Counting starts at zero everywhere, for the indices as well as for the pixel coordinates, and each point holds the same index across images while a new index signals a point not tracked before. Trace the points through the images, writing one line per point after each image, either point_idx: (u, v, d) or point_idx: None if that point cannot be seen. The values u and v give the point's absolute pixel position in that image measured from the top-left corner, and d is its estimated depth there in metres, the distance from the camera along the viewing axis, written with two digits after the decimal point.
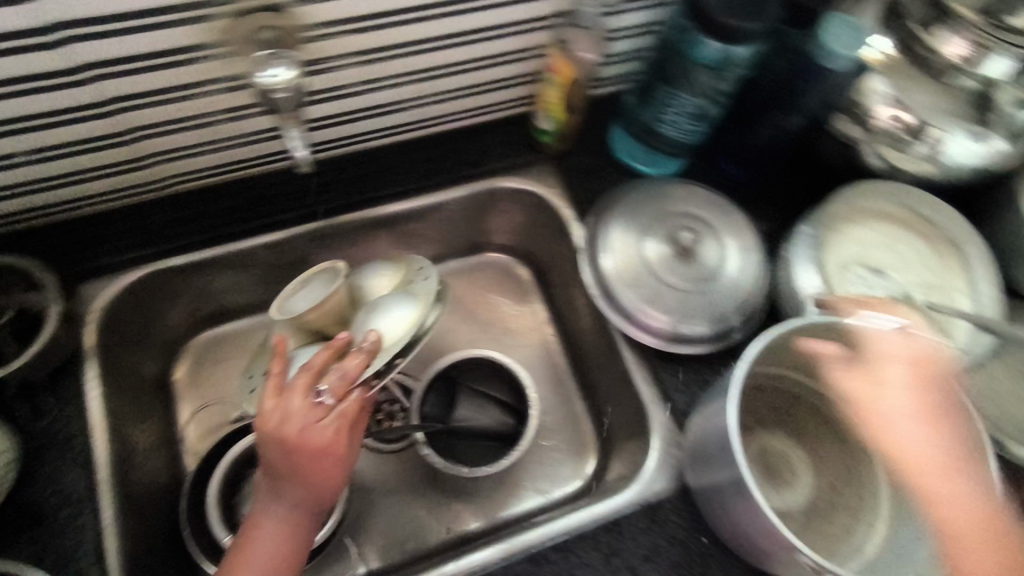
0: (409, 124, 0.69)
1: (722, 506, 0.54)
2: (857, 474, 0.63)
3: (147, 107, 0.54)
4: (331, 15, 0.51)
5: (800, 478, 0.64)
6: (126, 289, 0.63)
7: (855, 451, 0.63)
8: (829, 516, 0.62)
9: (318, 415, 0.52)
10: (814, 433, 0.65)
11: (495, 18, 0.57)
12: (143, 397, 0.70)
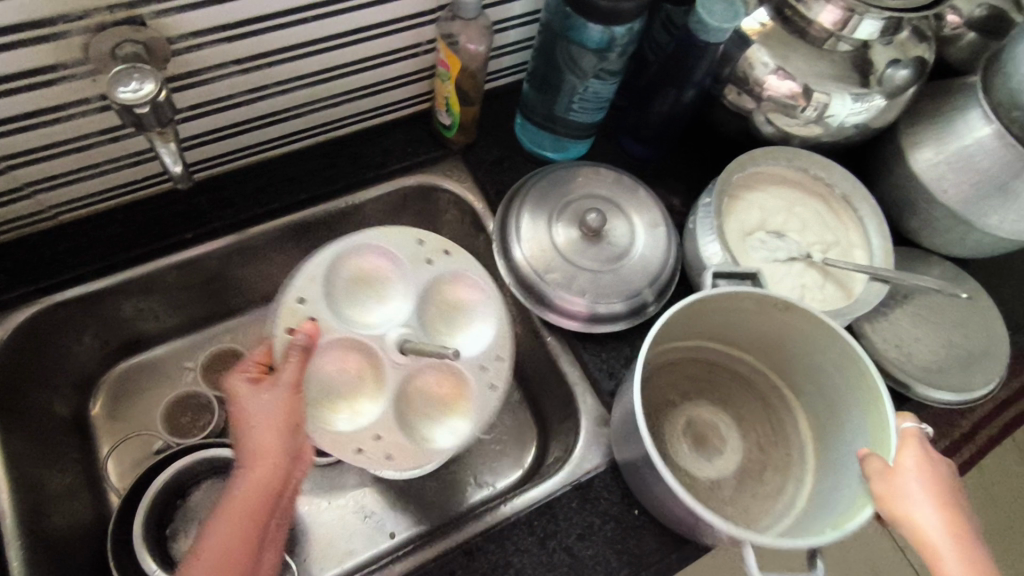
0: (305, 130, 0.68)
1: (646, 480, 0.55)
2: (781, 431, 0.65)
3: (13, 137, 0.52)
4: (195, 24, 0.49)
5: (729, 444, 0.66)
6: (20, 328, 0.60)
7: (779, 410, 0.66)
8: (759, 476, 0.64)
9: (260, 388, 0.49)
10: (738, 398, 0.68)
11: (374, 16, 0.57)
12: (56, 438, 0.67)
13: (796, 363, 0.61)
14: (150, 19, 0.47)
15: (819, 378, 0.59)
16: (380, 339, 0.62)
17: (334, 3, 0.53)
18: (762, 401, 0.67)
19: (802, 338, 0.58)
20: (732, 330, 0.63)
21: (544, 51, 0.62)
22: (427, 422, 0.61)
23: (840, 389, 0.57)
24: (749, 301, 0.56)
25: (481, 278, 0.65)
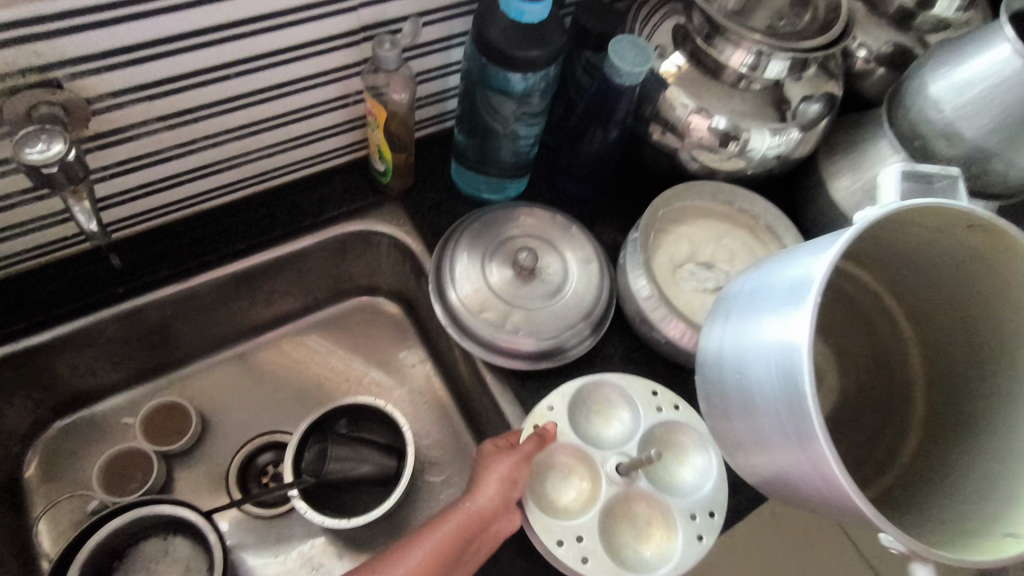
0: (237, 182, 0.68)
1: (765, 452, 0.41)
2: (891, 375, 0.59)
3: None
4: (115, 85, 0.51)
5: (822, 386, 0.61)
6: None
7: (891, 353, 0.59)
8: (838, 424, 0.60)
9: (503, 453, 0.57)
10: (878, 341, 0.60)
11: (297, 70, 0.58)
12: None
13: (961, 319, 0.50)
14: (67, 81, 0.48)
15: (975, 339, 0.49)
16: (603, 463, 0.61)
17: (256, 58, 0.55)
18: (881, 353, 0.60)
19: (983, 293, 0.46)
20: (908, 266, 0.52)
21: (472, 99, 0.64)
22: (630, 555, 0.57)
23: (996, 354, 0.47)
24: (959, 233, 0.44)
25: (703, 434, 0.62)
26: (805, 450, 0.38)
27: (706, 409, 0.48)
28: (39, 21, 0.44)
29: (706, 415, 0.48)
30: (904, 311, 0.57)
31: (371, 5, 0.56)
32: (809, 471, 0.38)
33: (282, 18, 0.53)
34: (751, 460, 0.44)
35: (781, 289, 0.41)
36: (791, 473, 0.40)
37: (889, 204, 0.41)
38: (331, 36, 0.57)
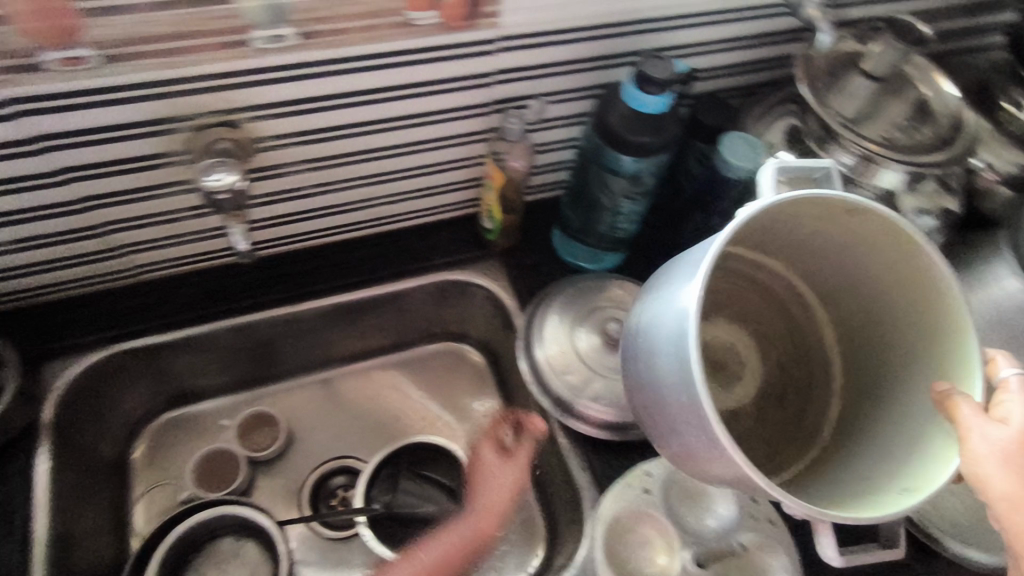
0: (359, 222, 0.76)
1: (669, 429, 0.46)
2: (812, 352, 0.65)
3: (114, 205, 0.60)
4: (279, 129, 0.58)
5: (744, 362, 0.66)
6: (86, 371, 0.68)
7: (798, 327, 0.66)
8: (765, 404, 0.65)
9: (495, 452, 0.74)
10: (796, 325, 0.66)
11: (430, 132, 0.64)
12: (99, 477, 0.72)
13: (874, 300, 0.57)
14: (243, 122, 0.56)
15: (888, 315, 0.55)
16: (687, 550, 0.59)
17: (398, 118, 0.61)
18: (794, 333, 0.66)
19: (885, 269, 0.53)
20: (826, 253, 0.57)
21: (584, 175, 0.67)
22: None
23: (903, 325, 0.54)
24: (866, 218, 0.49)
25: (793, 560, 0.58)
26: (708, 438, 0.42)
27: (626, 389, 0.51)
28: (232, 75, 0.51)
29: (627, 384, 0.51)
30: (815, 287, 0.63)
31: (504, 82, 0.61)
32: (716, 456, 0.43)
33: (427, 87, 0.58)
34: (665, 445, 0.49)
35: (684, 273, 0.46)
36: (697, 454, 0.45)
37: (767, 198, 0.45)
38: (466, 107, 0.63)
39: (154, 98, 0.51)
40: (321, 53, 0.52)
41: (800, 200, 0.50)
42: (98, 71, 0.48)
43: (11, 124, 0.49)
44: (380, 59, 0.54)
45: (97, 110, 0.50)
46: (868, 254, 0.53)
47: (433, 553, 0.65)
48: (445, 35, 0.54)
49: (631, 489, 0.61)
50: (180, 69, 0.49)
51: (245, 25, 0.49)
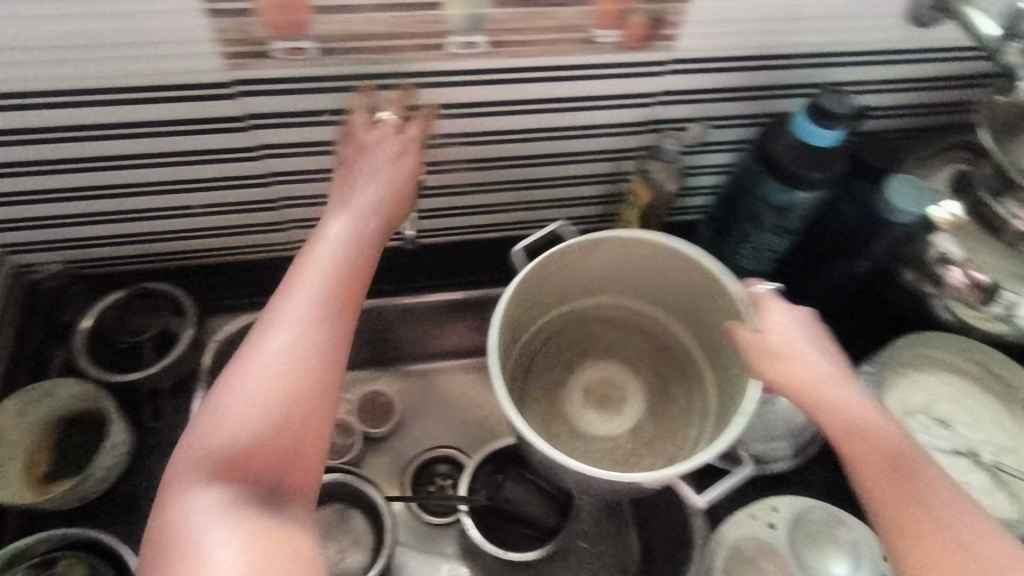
0: (503, 225, 0.77)
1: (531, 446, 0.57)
2: (670, 355, 0.71)
3: (294, 183, 0.66)
4: (451, 128, 0.61)
5: (630, 399, 0.72)
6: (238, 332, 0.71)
7: (681, 361, 0.71)
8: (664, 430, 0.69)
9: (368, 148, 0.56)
10: (636, 344, 0.73)
11: (587, 144, 0.66)
12: None
13: (664, 295, 0.67)
14: None
15: (679, 293, 0.65)
16: None
17: (555, 130, 0.64)
18: (653, 339, 0.72)
19: (647, 265, 0.63)
20: (599, 282, 0.68)
21: (730, 202, 0.68)
22: None
23: (693, 300, 0.64)
24: (613, 239, 0.60)
25: None
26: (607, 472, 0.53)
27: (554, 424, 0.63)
28: (422, 75, 0.55)
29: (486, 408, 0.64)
30: (666, 312, 0.68)
31: (666, 104, 0.63)
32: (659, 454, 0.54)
33: (590, 102, 0.61)
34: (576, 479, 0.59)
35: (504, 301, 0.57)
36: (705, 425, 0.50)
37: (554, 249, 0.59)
38: (625, 123, 0.64)
39: (351, 91, 0.56)
40: (505, 61, 0.55)
41: (607, 241, 0.60)
42: (312, 61, 0.53)
43: (233, 102, 0.55)
44: (554, 71, 0.57)
45: (302, 96, 0.56)
46: (637, 263, 0.64)
47: (320, 305, 0.47)
48: (621, 53, 0.56)
49: (755, 520, 0.63)
50: (380, 65, 0.54)
51: (445, 31, 0.52)
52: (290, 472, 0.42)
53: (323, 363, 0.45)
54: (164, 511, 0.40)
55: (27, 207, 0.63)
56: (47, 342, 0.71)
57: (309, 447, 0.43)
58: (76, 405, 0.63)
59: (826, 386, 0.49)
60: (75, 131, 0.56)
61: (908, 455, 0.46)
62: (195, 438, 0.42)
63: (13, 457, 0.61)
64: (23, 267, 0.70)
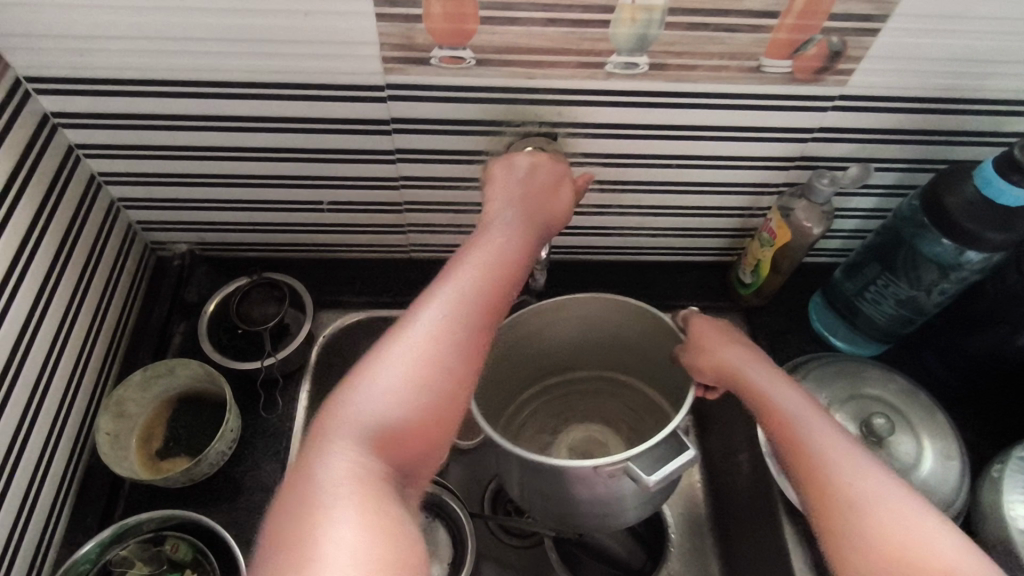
0: (622, 248, 0.74)
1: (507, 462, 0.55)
2: (560, 389, 0.72)
3: (422, 188, 0.65)
4: (591, 148, 0.59)
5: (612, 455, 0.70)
6: (338, 330, 0.73)
7: (658, 410, 0.69)
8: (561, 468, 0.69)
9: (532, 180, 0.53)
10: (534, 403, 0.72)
11: (727, 175, 0.63)
12: None
13: (544, 354, 0.67)
14: (561, 137, 0.58)
15: (574, 338, 0.66)
16: None
17: (696, 158, 0.61)
18: (545, 390, 0.71)
19: (534, 337, 0.65)
20: (558, 346, 0.67)
21: (879, 243, 0.65)
22: None
23: (598, 336, 0.66)
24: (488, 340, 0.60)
25: None
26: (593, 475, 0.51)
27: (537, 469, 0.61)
28: (575, 92, 0.54)
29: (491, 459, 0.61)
30: (554, 370, 0.70)
31: (822, 141, 0.59)
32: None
33: (740, 133, 0.58)
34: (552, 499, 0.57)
35: None
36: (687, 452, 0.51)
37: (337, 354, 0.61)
38: (774, 157, 0.61)
39: (499, 102, 0.55)
40: (663, 84, 0.53)
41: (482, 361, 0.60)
42: (468, 72, 0.52)
43: (383, 106, 0.55)
44: (711, 99, 0.54)
45: (450, 105, 0.55)
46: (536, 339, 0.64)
47: (472, 301, 0.44)
48: (787, 85, 0.53)
49: None
50: (534, 80, 0.53)
51: (609, 50, 0.50)
52: (417, 461, 0.40)
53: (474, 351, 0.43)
54: (308, 464, 0.38)
55: (169, 189, 0.65)
56: (171, 317, 0.72)
57: (440, 433, 0.41)
58: (195, 386, 0.64)
59: (800, 425, 0.49)
60: (228, 120, 0.57)
61: (866, 496, 0.44)
62: (343, 395, 0.40)
63: (135, 427, 0.63)
64: (155, 243, 0.73)
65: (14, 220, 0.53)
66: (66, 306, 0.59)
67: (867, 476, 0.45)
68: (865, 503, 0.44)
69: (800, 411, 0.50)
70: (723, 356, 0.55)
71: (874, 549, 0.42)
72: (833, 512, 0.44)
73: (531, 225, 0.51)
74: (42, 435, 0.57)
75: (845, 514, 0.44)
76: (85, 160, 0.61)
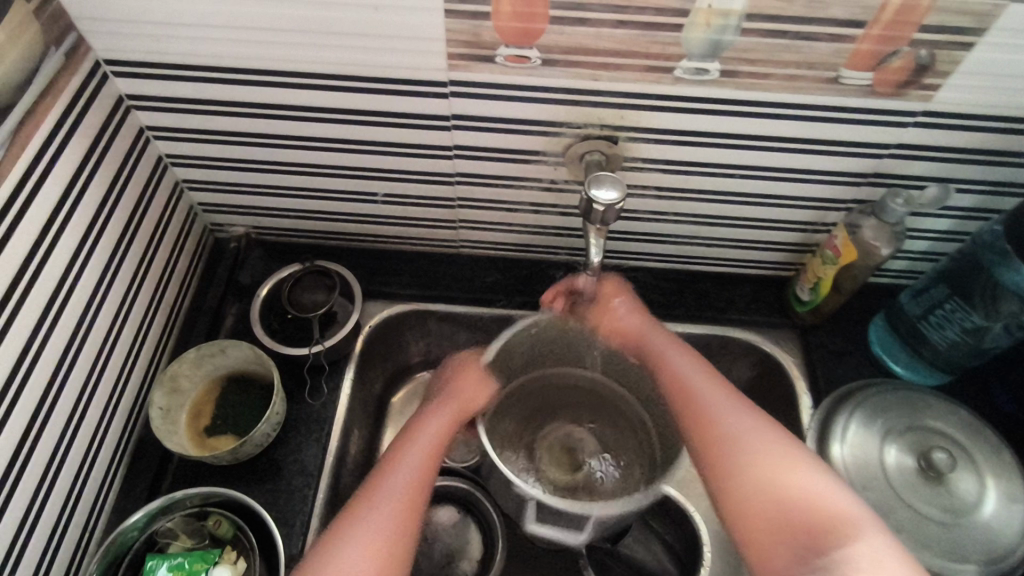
0: (673, 256, 0.72)
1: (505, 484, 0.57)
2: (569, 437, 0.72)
3: (475, 185, 0.65)
4: (652, 154, 0.58)
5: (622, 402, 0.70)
6: (380, 322, 0.72)
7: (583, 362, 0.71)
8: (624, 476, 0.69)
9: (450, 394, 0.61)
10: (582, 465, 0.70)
11: (792, 188, 0.61)
12: (367, 411, 0.73)
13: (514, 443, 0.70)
14: (622, 141, 0.57)
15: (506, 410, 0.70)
16: None
17: (760, 169, 0.59)
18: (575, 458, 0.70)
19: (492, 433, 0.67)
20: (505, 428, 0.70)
21: (953, 267, 0.61)
22: None
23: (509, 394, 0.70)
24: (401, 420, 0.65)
25: None
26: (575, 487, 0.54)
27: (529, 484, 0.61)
28: (640, 95, 0.52)
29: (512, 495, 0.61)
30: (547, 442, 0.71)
31: (898, 157, 0.56)
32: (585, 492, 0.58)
33: (810, 145, 0.56)
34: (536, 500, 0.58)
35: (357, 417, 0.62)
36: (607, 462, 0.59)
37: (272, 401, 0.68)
38: (844, 171, 0.58)
39: (562, 103, 0.54)
40: (733, 92, 0.51)
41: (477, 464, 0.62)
42: (533, 71, 0.51)
43: (446, 101, 0.55)
44: (783, 109, 0.52)
45: (512, 104, 0.54)
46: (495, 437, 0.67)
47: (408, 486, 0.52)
48: (866, 99, 0.51)
49: None
50: (599, 82, 0.51)
51: (680, 54, 0.49)
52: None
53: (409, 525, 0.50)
54: None
55: (231, 173, 0.67)
56: (224, 298, 0.73)
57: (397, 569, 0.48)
58: (245, 367, 0.66)
59: (685, 387, 0.55)
60: (293, 109, 0.58)
61: (736, 441, 0.50)
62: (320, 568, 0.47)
63: (185, 404, 0.65)
64: (214, 225, 0.76)
65: (87, 197, 0.54)
66: (129, 282, 0.61)
67: (740, 424, 0.52)
68: (740, 437, 0.51)
69: (691, 376, 0.56)
70: (620, 320, 0.64)
71: (753, 479, 0.48)
72: (714, 448, 0.51)
73: (452, 419, 0.59)
74: (100, 405, 0.59)
75: (722, 447, 0.51)
76: (154, 143, 0.63)
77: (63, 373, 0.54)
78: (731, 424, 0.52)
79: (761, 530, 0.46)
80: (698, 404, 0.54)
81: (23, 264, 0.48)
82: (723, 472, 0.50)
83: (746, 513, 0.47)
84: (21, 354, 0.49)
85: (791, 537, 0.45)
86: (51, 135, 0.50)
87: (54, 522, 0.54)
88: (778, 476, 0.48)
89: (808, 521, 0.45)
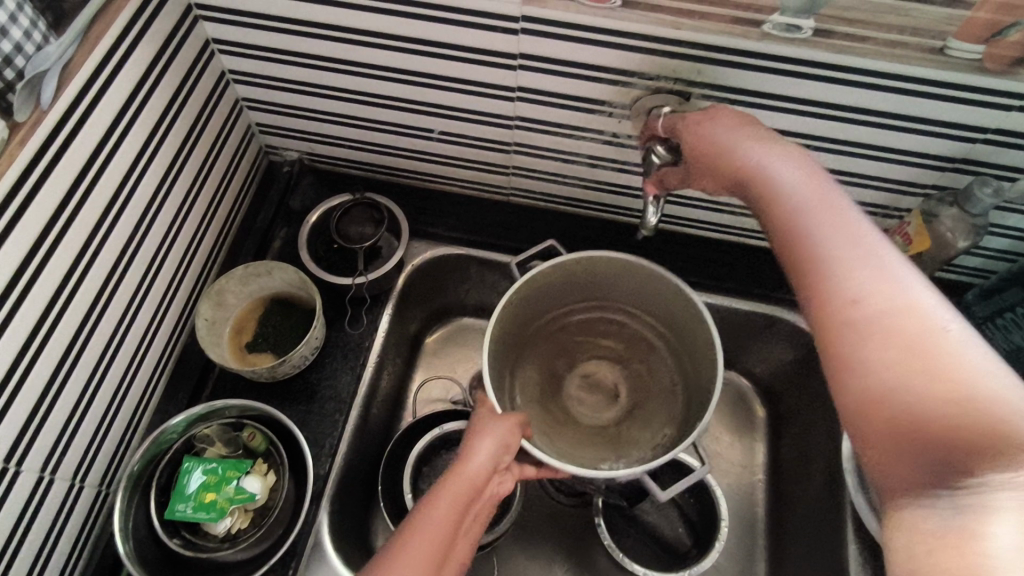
0: (731, 227, 0.71)
1: None
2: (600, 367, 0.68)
3: (534, 131, 0.63)
4: None
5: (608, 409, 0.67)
6: (422, 264, 0.73)
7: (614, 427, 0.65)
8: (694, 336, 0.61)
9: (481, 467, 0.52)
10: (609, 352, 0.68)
11: (870, 166, 0.57)
12: (402, 346, 0.74)
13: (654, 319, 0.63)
14: (695, 98, 0.54)
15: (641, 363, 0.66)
16: None
17: (838, 142, 0.55)
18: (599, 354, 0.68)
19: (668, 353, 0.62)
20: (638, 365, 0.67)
21: None
22: None
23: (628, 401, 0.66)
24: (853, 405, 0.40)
25: None
26: None
27: None
28: (723, 50, 0.49)
29: None
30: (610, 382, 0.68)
31: (993, 144, 0.52)
32: None
33: (899, 121, 0.52)
34: None
35: None
36: None
37: (263, 342, 0.65)
38: (931, 153, 0.54)
39: (638, 51, 0.51)
40: (824, 55, 0.48)
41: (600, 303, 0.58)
42: (612, 13, 0.48)
43: (516, 39, 0.53)
44: (875, 78, 0.49)
45: (585, 47, 0.52)
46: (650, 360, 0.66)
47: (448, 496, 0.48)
48: (970, 75, 0.47)
49: None
50: (680, 31, 0.48)
51: (772, 7, 0.45)
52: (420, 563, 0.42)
53: (466, 503, 0.47)
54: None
55: (290, 96, 0.66)
56: (274, 222, 0.74)
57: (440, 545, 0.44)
58: (290, 290, 0.67)
59: (801, 236, 0.40)
60: (358, 33, 0.56)
61: (873, 306, 0.36)
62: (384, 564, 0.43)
63: (229, 319, 0.66)
64: (270, 147, 0.76)
65: (150, 103, 0.55)
66: (186, 192, 0.62)
67: (880, 299, 0.36)
68: (886, 311, 0.35)
69: (804, 198, 0.41)
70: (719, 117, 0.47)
71: (902, 374, 0.33)
72: (852, 331, 0.36)
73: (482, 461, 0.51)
74: (150, 310, 0.60)
75: (861, 330, 0.35)
76: (219, 56, 0.63)
77: (119, 274, 0.55)
78: (873, 293, 0.36)
79: (900, 421, 0.32)
80: (810, 241, 0.40)
81: (89, 160, 0.49)
82: (854, 347, 0.35)
83: (884, 406, 0.33)
84: (83, 249, 0.50)
85: (943, 451, 0.30)
86: (121, 36, 0.49)
87: (101, 416, 0.56)
88: (934, 345, 0.33)
89: (964, 437, 0.30)
